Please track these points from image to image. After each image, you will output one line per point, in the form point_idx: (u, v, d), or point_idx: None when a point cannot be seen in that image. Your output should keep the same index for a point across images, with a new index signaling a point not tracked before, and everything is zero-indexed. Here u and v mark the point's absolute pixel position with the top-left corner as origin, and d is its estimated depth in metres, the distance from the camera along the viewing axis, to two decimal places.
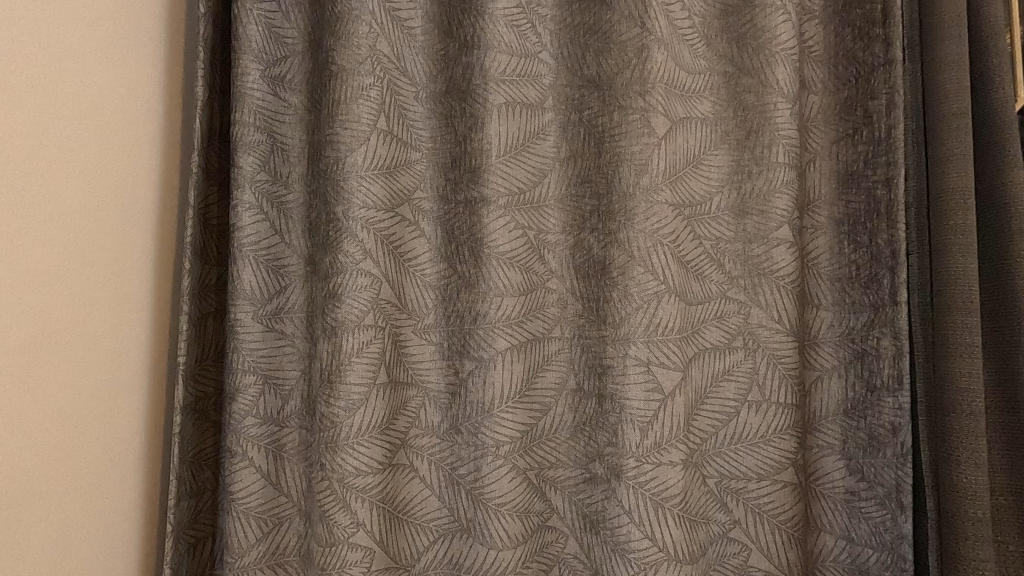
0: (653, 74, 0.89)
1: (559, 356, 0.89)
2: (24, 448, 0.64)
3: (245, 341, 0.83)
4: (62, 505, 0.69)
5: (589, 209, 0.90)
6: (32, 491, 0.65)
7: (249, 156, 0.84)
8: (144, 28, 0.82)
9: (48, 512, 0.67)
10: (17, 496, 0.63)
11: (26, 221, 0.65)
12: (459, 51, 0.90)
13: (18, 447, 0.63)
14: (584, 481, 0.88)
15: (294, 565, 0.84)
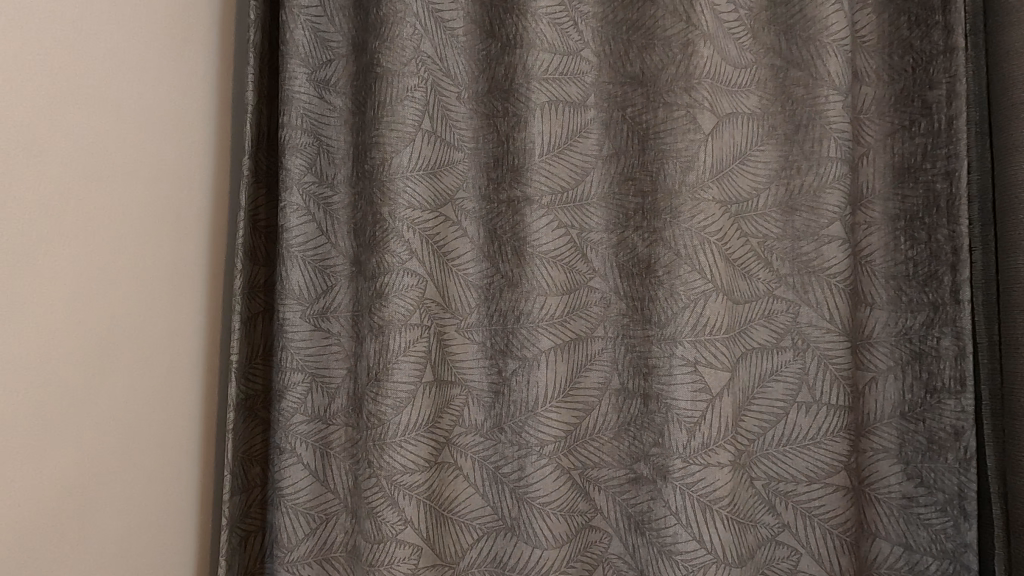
0: (698, 70, 0.87)
1: (602, 355, 0.88)
2: (92, 448, 0.66)
3: (293, 340, 0.85)
4: (125, 502, 0.71)
5: (633, 207, 0.89)
6: (99, 488, 0.67)
7: (296, 159, 0.86)
8: (196, 37, 0.84)
9: (113, 508, 0.69)
10: (86, 495, 0.65)
11: (95, 226, 0.67)
12: (501, 51, 0.90)
13: (88, 446, 0.66)
14: (628, 481, 0.87)
15: (341, 560, 0.86)
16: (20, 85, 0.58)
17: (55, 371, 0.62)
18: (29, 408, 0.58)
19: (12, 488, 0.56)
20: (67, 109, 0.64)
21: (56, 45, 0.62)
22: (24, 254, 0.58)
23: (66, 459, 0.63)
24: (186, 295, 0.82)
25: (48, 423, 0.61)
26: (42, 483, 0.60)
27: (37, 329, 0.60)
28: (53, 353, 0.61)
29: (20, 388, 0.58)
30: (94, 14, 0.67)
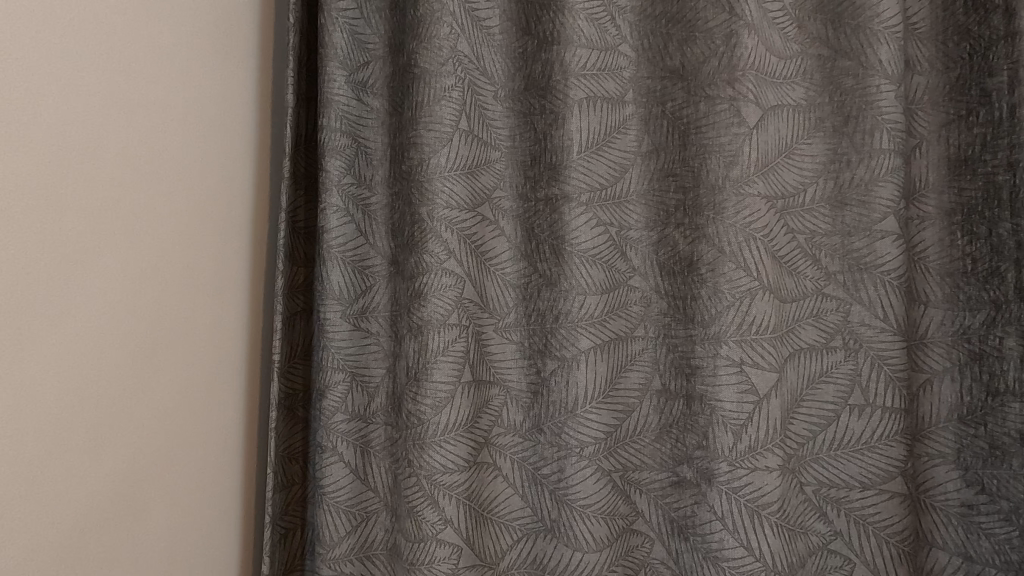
0: (742, 62, 0.85)
1: (643, 355, 0.86)
2: (139, 449, 0.67)
3: (333, 340, 0.86)
4: (170, 501, 0.72)
5: (674, 203, 0.87)
6: (145, 488, 0.68)
7: (336, 160, 0.86)
8: (238, 39, 0.86)
9: (159, 507, 0.70)
10: (132, 495, 0.66)
11: (145, 227, 0.69)
12: (538, 48, 0.89)
13: (135, 446, 0.67)
14: (671, 484, 0.85)
15: (381, 558, 0.86)
16: (73, 89, 0.60)
17: (105, 372, 0.63)
18: (83, 407, 0.60)
19: (60, 489, 0.57)
20: (117, 114, 0.65)
21: (107, 52, 0.64)
22: (74, 257, 0.60)
23: (114, 459, 0.64)
24: (229, 295, 0.83)
25: (96, 425, 0.62)
26: (90, 485, 0.61)
27: (91, 330, 0.61)
28: (103, 355, 0.63)
29: (70, 389, 0.59)
30: (141, 20, 0.68)
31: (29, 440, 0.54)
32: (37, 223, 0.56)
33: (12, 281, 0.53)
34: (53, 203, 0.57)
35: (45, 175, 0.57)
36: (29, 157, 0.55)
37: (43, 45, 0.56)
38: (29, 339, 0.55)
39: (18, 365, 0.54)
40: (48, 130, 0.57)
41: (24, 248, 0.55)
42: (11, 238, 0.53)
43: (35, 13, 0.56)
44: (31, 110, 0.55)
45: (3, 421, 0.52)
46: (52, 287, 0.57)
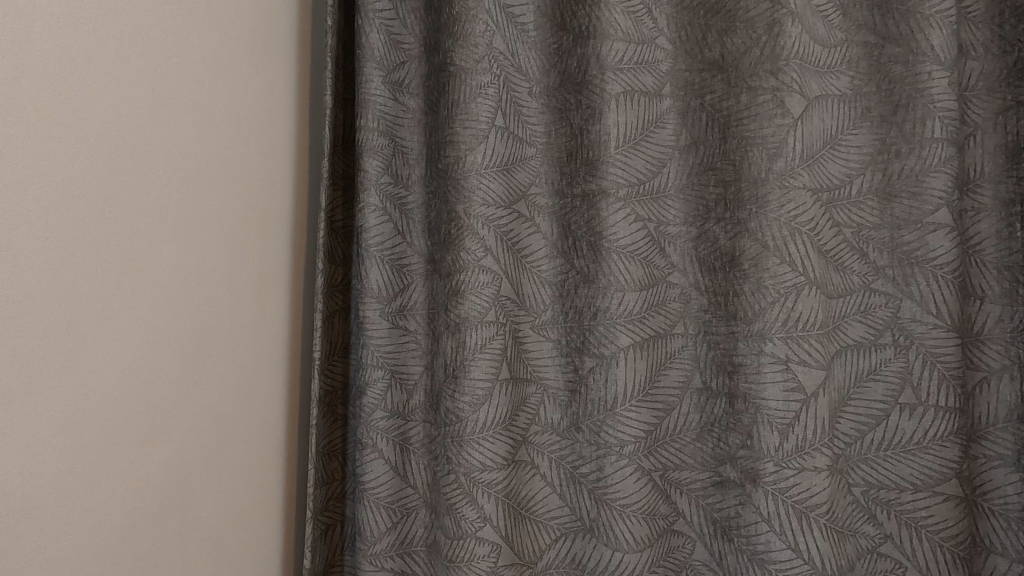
0: (785, 51, 0.83)
1: (683, 353, 0.85)
2: (185, 449, 0.69)
3: (372, 338, 0.87)
4: (214, 501, 0.73)
5: (714, 198, 0.85)
6: (189, 486, 0.69)
7: (373, 160, 0.87)
8: (278, 41, 0.87)
9: (204, 507, 0.71)
10: (181, 489, 0.68)
11: (192, 226, 0.70)
12: (574, 43, 0.88)
13: (181, 446, 0.68)
14: (713, 485, 0.84)
15: (421, 554, 0.87)
16: (126, 92, 0.61)
17: (154, 372, 0.64)
18: (136, 402, 0.62)
19: (110, 488, 0.58)
20: (165, 117, 0.66)
21: (155, 55, 0.65)
22: (125, 258, 0.61)
23: (165, 453, 0.66)
24: (271, 292, 0.85)
25: (147, 421, 0.63)
26: (137, 483, 0.62)
27: (143, 327, 0.63)
28: (152, 355, 0.64)
29: (122, 389, 0.60)
30: (185, 26, 0.70)
31: (82, 440, 0.56)
32: (93, 226, 0.57)
33: (68, 282, 0.55)
34: (108, 205, 0.59)
35: (98, 180, 0.58)
36: (84, 162, 0.56)
37: (96, 53, 0.58)
38: (88, 335, 0.56)
39: (73, 365, 0.55)
40: (104, 132, 0.58)
41: (81, 249, 0.56)
42: (66, 241, 0.54)
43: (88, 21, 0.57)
44: (85, 116, 0.56)
45: (66, 416, 0.54)
46: (105, 288, 0.58)
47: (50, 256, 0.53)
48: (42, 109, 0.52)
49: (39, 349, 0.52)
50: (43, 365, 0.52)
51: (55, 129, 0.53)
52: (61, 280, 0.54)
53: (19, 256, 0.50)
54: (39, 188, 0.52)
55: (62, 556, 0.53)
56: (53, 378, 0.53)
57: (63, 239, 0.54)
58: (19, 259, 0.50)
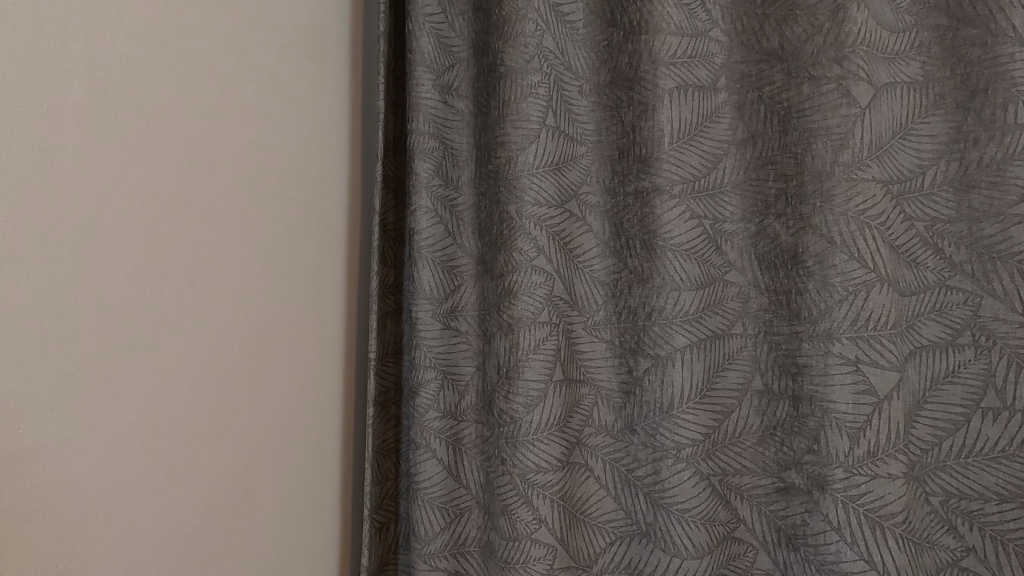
0: (851, 38, 0.79)
1: (741, 354, 0.82)
2: (249, 448, 0.71)
3: (425, 339, 0.88)
4: (276, 499, 0.75)
5: (774, 193, 0.82)
6: (253, 484, 0.71)
7: (424, 163, 0.88)
8: (333, 48, 0.89)
9: (267, 502, 0.73)
10: (246, 485, 0.70)
11: (255, 230, 0.73)
12: (625, 39, 0.87)
13: (245, 445, 0.70)
14: (776, 491, 0.80)
15: (475, 555, 0.87)
16: (192, 102, 0.64)
17: (219, 374, 0.66)
18: (205, 400, 0.64)
19: (182, 483, 0.61)
20: (230, 125, 0.69)
21: (219, 66, 0.68)
22: (194, 262, 0.63)
23: (231, 449, 0.68)
24: (329, 294, 0.87)
25: (215, 418, 0.65)
26: (205, 481, 0.64)
27: (210, 329, 0.65)
28: (216, 357, 0.66)
29: (189, 390, 0.62)
30: (242, 37, 0.72)
31: (157, 436, 0.58)
32: (166, 233, 0.60)
33: (144, 286, 0.57)
34: (178, 211, 0.61)
35: (163, 188, 0.60)
36: (151, 171, 0.58)
37: (159, 66, 0.60)
38: (161, 336, 0.59)
39: (145, 366, 0.57)
40: (174, 142, 0.61)
41: (155, 252, 0.59)
42: (136, 248, 0.56)
43: (151, 36, 0.59)
44: (152, 127, 0.58)
45: (144, 414, 0.57)
46: (172, 293, 0.60)
47: (124, 261, 0.55)
48: (117, 122, 0.55)
49: (112, 352, 0.54)
50: (123, 365, 0.55)
51: (130, 141, 0.56)
52: (135, 284, 0.56)
53: (94, 263, 0.52)
54: (119, 198, 0.55)
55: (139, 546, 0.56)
56: (131, 377, 0.56)
57: (134, 246, 0.56)
58: (97, 266, 0.53)
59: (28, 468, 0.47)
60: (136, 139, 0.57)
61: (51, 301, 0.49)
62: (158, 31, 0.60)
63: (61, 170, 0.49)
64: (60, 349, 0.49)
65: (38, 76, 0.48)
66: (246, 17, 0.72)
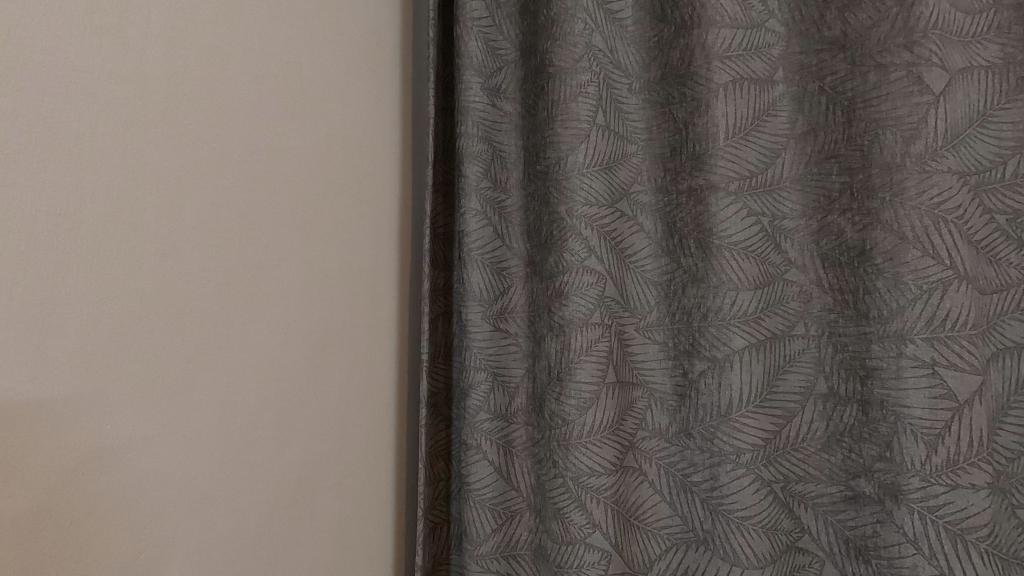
0: (921, 22, 0.75)
1: (804, 356, 0.79)
2: (310, 448, 0.71)
3: (475, 341, 0.88)
4: (336, 497, 0.76)
5: (838, 188, 0.79)
6: (315, 484, 0.72)
7: (473, 165, 0.88)
8: (385, 55, 0.91)
9: (326, 503, 0.74)
10: (306, 486, 0.70)
11: (315, 234, 0.74)
12: (676, 34, 0.85)
13: (305, 446, 0.70)
14: (844, 500, 0.77)
15: (527, 559, 0.86)
16: (260, 107, 0.64)
17: (283, 374, 0.67)
18: (271, 401, 0.65)
19: (253, 481, 0.62)
20: (295, 132, 0.70)
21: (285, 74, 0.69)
22: (263, 265, 0.64)
23: (293, 450, 0.68)
24: (382, 297, 0.88)
25: (279, 419, 0.66)
26: (272, 480, 0.65)
27: (276, 330, 0.66)
28: (281, 357, 0.67)
29: (256, 391, 0.63)
30: (303, 42, 0.73)
31: (225, 437, 0.58)
32: (241, 239, 0.61)
33: (218, 288, 0.58)
34: (247, 215, 0.62)
35: (236, 194, 0.61)
36: (226, 174, 0.59)
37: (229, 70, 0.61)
38: (232, 338, 0.60)
39: (218, 364, 0.58)
40: (245, 149, 0.62)
41: (229, 256, 0.60)
42: (211, 249, 0.58)
43: (224, 44, 0.60)
44: (221, 133, 0.59)
45: (218, 414, 0.58)
46: (242, 293, 0.61)
47: (197, 264, 0.56)
48: (192, 130, 0.55)
49: (193, 353, 0.55)
50: (197, 368, 0.55)
51: (205, 147, 0.57)
52: (210, 284, 0.57)
53: (176, 264, 0.53)
54: (196, 203, 0.56)
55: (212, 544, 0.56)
56: (203, 378, 0.56)
57: (207, 248, 0.57)
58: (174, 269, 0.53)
59: (119, 465, 0.48)
60: (211, 143, 0.58)
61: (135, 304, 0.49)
62: (229, 38, 0.61)
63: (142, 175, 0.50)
64: (143, 351, 0.50)
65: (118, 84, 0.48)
66: (306, 23, 0.73)
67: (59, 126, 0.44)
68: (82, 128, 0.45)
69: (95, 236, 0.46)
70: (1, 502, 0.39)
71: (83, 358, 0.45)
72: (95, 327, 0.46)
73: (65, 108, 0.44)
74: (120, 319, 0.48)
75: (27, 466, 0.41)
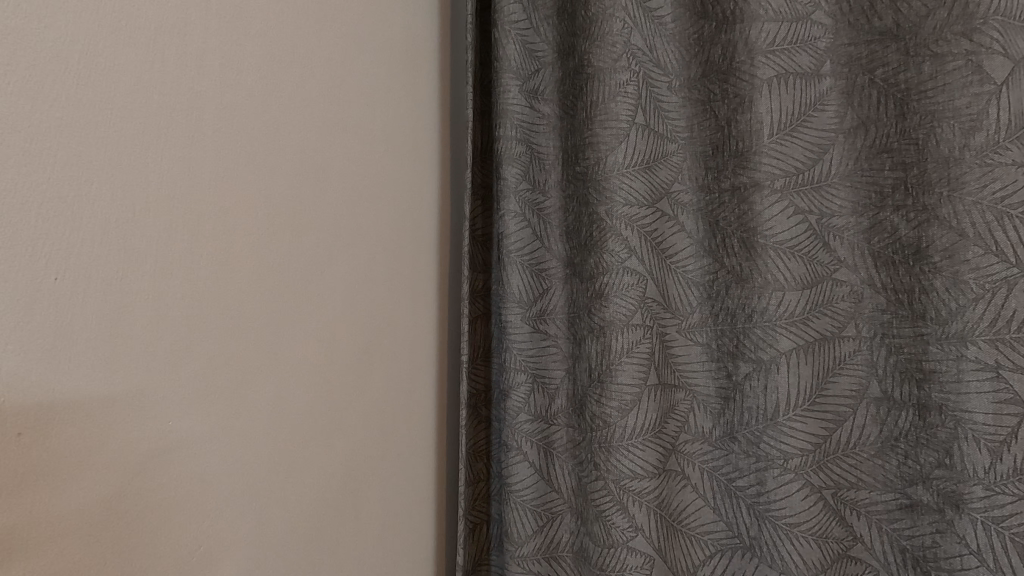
0: (982, 7, 0.70)
1: (855, 358, 0.76)
2: (361, 447, 0.71)
3: (515, 342, 0.88)
4: (383, 496, 0.76)
5: (891, 183, 0.76)
6: (365, 482, 0.72)
7: (512, 167, 0.89)
8: (425, 58, 0.92)
9: (375, 503, 0.74)
10: (357, 485, 0.70)
11: (365, 236, 0.74)
12: (717, 30, 0.84)
13: (356, 447, 0.70)
14: (900, 508, 0.74)
15: (568, 561, 0.86)
16: (318, 110, 0.65)
17: (338, 374, 0.67)
18: (330, 400, 0.65)
19: (310, 481, 0.62)
20: (348, 136, 0.71)
21: (340, 78, 0.69)
22: (320, 265, 0.64)
23: (344, 450, 0.68)
24: (422, 298, 0.89)
25: (332, 418, 0.66)
26: (329, 477, 0.65)
27: (333, 331, 0.66)
28: (336, 357, 0.67)
29: (313, 391, 0.62)
30: (355, 43, 0.73)
31: (291, 436, 0.58)
32: (305, 244, 0.62)
33: (284, 288, 0.58)
34: (304, 213, 0.62)
35: (296, 194, 0.60)
36: (288, 173, 0.59)
37: (292, 70, 0.60)
38: (292, 337, 0.59)
39: (283, 364, 0.57)
40: (304, 150, 0.62)
41: (291, 255, 0.59)
42: (277, 249, 0.57)
43: (288, 45, 0.60)
44: (283, 132, 0.59)
45: (286, 417, 0.58)
46: (305, 293, 0.62)
47: (263, 262, 0.55)
48: (258, 129, 0.55)
49: (262, 353, 0.55)
50: (264, 365, 0.55)
51: (272, 148, 0.57)
52: (276, 284, 0.57)
53: (246, 264, 0.53)
54: (263, 201, 0.55)
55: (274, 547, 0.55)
56: (274, 377, 0.56)
57: (272, 247, 0.57)
58: (245, 265, 0.53)
59: (197, 461, 0.46)
60: (276, 143, 0.57)
61: (211, 302, 0.49)
62: (292, 39, 0.61)
63: (217, 171, 0.49)
64: (219, 349, 0.49)
65: (195, 78, 0.47)
66: (357, 26, 0.73)
67: (145, 122, 0.42)
68: (165, 122, 0.44)
69: (176, 231, 0.45)
70: (99, 498, 0.38)
71: (167, 357, 0.44)
72: (178, 324, 0.45)
73: (152, 103, 0.43)
74: (200, 318, 0.47)
75: (125, 462, 0.40)
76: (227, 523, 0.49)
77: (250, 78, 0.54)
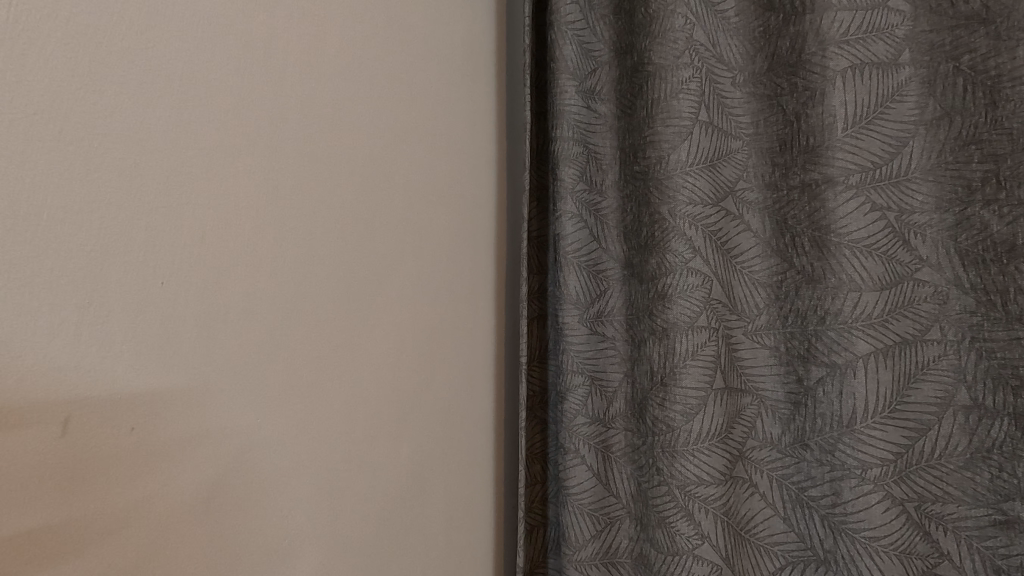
0: None
1: (940, 363, 0.72)
2: (426, 447, 0.72)
3: (572, 343, 0.87)
4: (445, 498, 0.76)
5: (979, 178, 0.71)
6: (428, 483, 0.72)
7: (570, 168, 0.88)
8: (483, 62, 0.93)
9: (438, 503, 0.74)
10: (421, 485, 0.71)
11: (428, 238, 0.75)
12: (785, 22, 0.81)
13: (421, 447, 0.71)
14: (994, 524, 0.69)
15: (627, 566, 0.85)
16: (386, 115, 0.66)
17: (404, 374, 0.68)
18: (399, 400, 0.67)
19: (379, 479, 0.63)
20: (416, 142, 0.73)
21: (405, 84, 0.71)
22: (387, 267, 0.65)
23: (411, 449, 0.69)
24: (480, 299, 0.89)
25: (400, 417, 0.67)
26: (398, 476, 0.66)
27: (402, 331, 0.68)
28: (401, 358, 0.68)
29: (381, 391, 0.63)
30: (419, 49, 0.74)
31: (363, 433, 0.60)
32: (378, 247, 0.64)
33: (359, 291, 0.60)
34: (375, 216, 0.63)
35: (366, 199, 0.62)
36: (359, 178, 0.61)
37: (363, 76, 0.62)
38: (365, 338, 0.61)
39: (356, 363, 0.59)
40: (373, 155, 0.64)
41: (363, 257, 0.61)
42: (348, 251, 0.58)
43: (358, 53, 0.62)
44: (355, 138, 0.60)
45: (360, 413, 0.59)
46: (375, 295, 0.63)
47: (337, 264, 0.57)
48: (332, 135, 0.56)
49: (338, 352, 0.56)
50: (338, 366, 0.56)
51: (346, 154, 0.59)
52: (347, 285, 0.58)
53: (319, 266, 0.54)
54: (337, 204, 0.57)
55: (347, 543, 0.56)
56: (348, 375, 0.58)
57: (347, 251, 0.58)
58: (323, 268, 0.54)
59: (276, 458, 0.48)
60: (348, 148, 0.59)
61: (291, 305, 0.50)
62: (362, 46, 0.62)
63: (297, 178, 0.51)
64: (299, 351, 0.51)
65: (278, 88, 0.49)
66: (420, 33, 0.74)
67: (235, 131, 0.44)
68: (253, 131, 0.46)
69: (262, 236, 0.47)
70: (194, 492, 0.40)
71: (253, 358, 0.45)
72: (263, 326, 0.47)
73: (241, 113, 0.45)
74: (281, 320, 0.49)
75: (217, 457, 0.42)
76: (303, 519, 0.51)
77: (325, 85, 0.56)
